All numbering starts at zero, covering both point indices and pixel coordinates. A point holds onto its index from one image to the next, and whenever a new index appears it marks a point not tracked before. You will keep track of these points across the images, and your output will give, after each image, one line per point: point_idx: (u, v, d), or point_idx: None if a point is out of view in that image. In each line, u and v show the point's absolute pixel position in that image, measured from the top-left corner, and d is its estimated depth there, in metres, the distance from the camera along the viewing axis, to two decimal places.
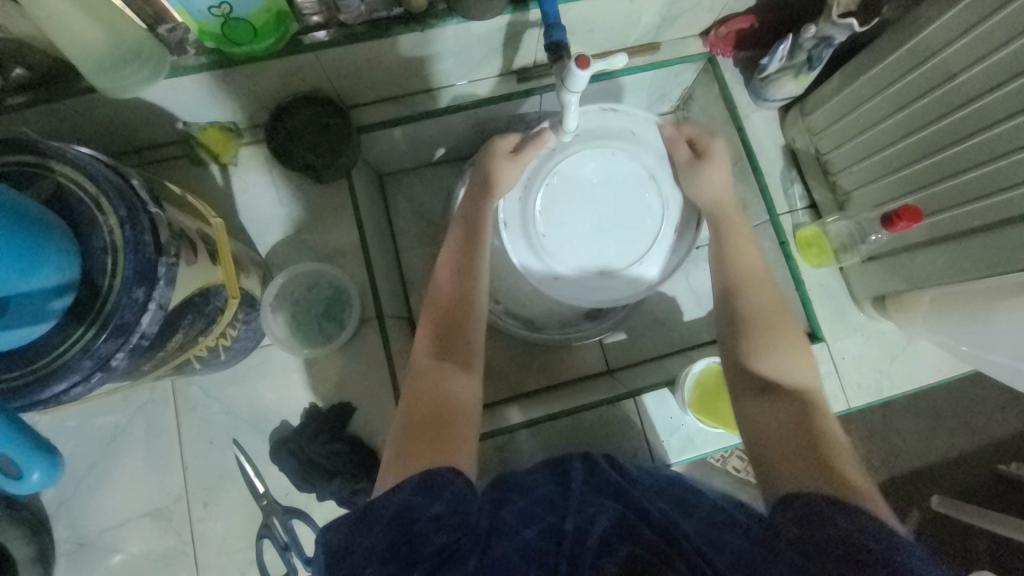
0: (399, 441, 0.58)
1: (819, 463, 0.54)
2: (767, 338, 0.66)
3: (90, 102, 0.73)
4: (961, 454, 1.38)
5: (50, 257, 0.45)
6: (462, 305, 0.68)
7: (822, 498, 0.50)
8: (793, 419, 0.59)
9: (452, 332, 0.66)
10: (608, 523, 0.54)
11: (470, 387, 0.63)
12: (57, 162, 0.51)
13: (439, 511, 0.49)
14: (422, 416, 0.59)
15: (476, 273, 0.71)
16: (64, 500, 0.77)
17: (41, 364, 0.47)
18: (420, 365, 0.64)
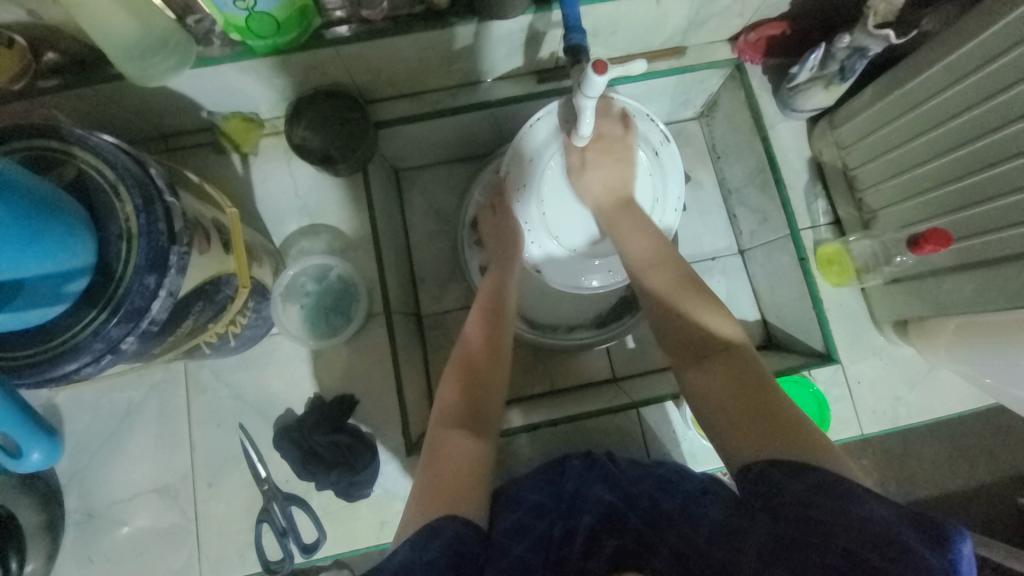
0: (421, 498, 0.56)
1: (774, 425, 0.53)
2: (686, 324, 0.64)
3: (117, 89, 0.75)
4: (981, 485, 1.32)
5: (68, 243, 0.46)
6: (487, 370, 0.67)
7: (767, 462, 0.49)
8: (729, 391, 0.57)
9: (472, 397, 0.65)
10: (593, 519, 0.58)
11: (483, 445, 0.61)
12: (79, 149, 0.53)
13: (434, 556, 0.48)
14: (439, 482, 0.56)
15: (503, 344, 0.70)
16: (76, 472, 0.81)
17: (52, 344, 0.49)
18: (437, 433, 0.62)
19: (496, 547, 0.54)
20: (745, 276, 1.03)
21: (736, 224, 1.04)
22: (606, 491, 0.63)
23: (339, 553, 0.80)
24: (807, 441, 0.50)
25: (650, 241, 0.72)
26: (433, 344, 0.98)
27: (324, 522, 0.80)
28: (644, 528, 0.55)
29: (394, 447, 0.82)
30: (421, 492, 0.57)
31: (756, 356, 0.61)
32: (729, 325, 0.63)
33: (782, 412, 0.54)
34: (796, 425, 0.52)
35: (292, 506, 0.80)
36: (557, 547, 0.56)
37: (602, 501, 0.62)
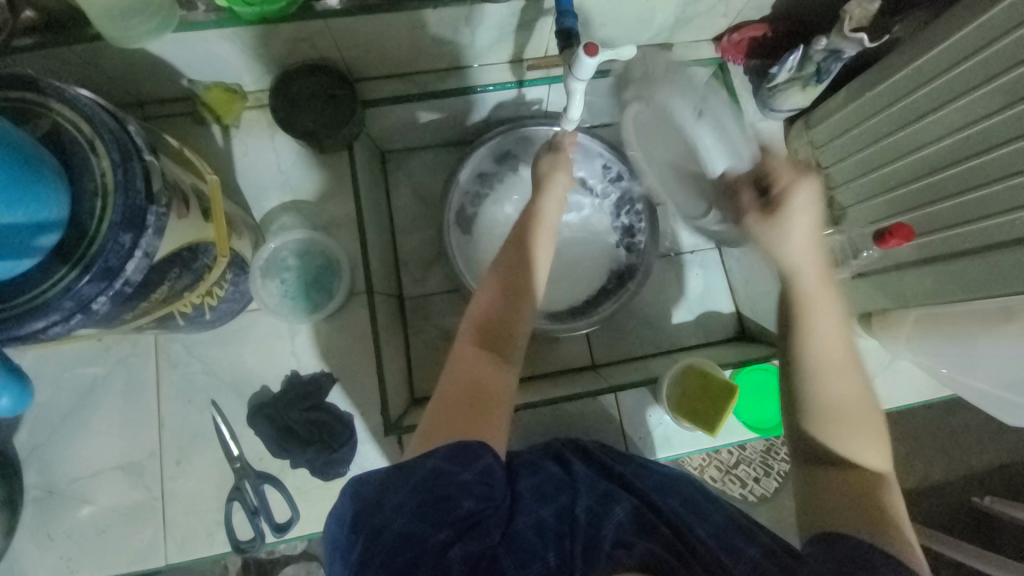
0: (433, 419, 0.56)
1: (869, 510, 0.52)
2: (826, 401, 0.57)
3: (96, 50, 0.72)
4: (936, 483, 1.40)
5: (38, 193, 0.45)
6: (510, 299, 0.63)
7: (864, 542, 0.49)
8: (829, 494, 0.54)
9: (501, 318, 0.62)
10: (627, 515, 0.57)
11: (508, 375, 0.59)
12: (55, 100, 0.51)
13: (470, 479, 0.50)
14: (455, 400, 0.56)
15: (528, 279, 0.65)
16: (35, 448, 0.77)
17: (18, 302, 0.47)
18: (462, 350, 0.60)
19: (521, 506, 0.54)
20: (721, 270, 1.06)
21: None
22: (628, 494, 0.63)
23: (311, 533, 0.79)
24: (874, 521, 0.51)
25: (841, 326, 0.59)
26: (414, 327, 0.97)
27: (297, 501, 0.79)
28: (675, 539, 0.55)
29: (373, 426, 0.82)
30: (433, 413, 0.57)
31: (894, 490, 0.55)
32: (880, 451, 0.56)
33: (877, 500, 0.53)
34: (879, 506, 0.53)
35: (265, 484, 0.78)
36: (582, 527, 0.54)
37: (617, 478, 0.68)
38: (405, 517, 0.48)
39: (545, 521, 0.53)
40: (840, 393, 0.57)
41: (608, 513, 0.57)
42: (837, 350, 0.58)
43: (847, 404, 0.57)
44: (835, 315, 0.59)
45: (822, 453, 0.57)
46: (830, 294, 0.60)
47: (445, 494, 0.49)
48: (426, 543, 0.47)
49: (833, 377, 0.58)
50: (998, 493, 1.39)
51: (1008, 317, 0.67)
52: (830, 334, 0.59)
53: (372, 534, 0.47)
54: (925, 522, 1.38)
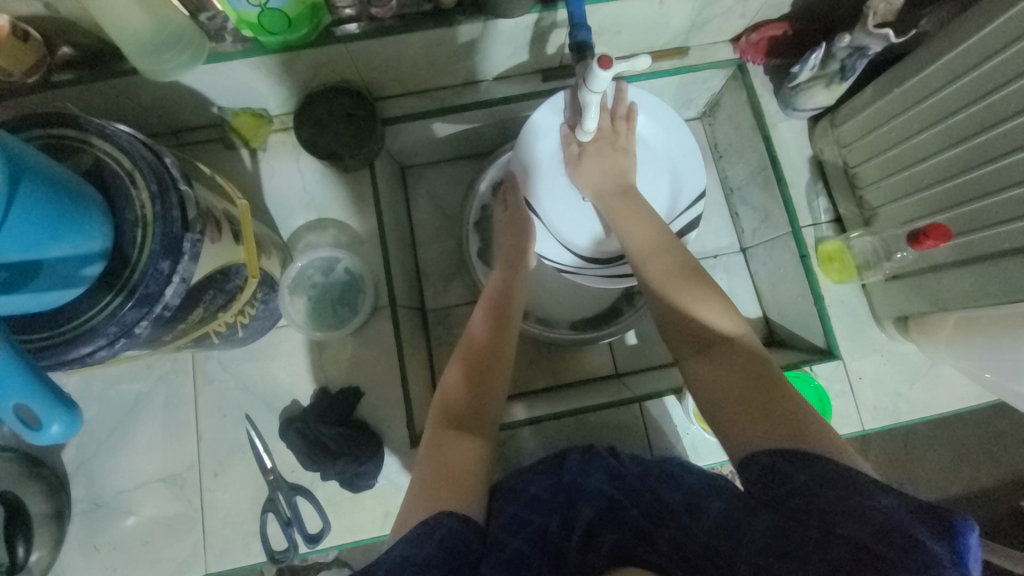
0: (416, 491, 0.57)
1: (765, 413, 0.52)
2: (674, 315, 0.64)
3: (131, 83, 0.77)
4: (984, 489, 1.33)
5: (83, 227, 0.47)
6: (492, 361, 0.69)
7: (770, 452, 0.49)
8: (719, 380, 0.57)
9: (469, 398, 0.66)
10: (592, 512, 0.59)
11: (481, 443, 0.62)
12: (96, 136, 0.54)
13: (430, 552, 0.49)
14: (429, 476, 0.57)
15: (504, 343, 0.72)
16: (83, 462, 0.82)
17: (66, 328, 0.50)
18: (430, 434, 0.63)
19: (493, 539, 0.54)
20: (747, 273, 1.04)
21: (738, 223, 1.04)
22: (605, 483, 0.64)
23: (343, 543, 0.81)
24: (787, 422, 0.51)
25: (651, 228, 0.73)
26: (437, 339, 0.99)
27: (328, 512, 0.81)
28: (640, 522, 0.56)
29: (399, 439, 0.83)
30: (415, 486, 0.58)
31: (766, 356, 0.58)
32: (725, 315, 0.62)
33: (784, 399, 0.53)
34: (786, 409, 0.52)
35: (297, 496, 0.80)
36: (553, 539, 0.56)
37: (606, 467, 0.68)
38: None
39: (516, 551, 0.53)
40: (686, 316, 0.63)
41: (575, 519, 0.59)
42: (649, 246, 0.71)
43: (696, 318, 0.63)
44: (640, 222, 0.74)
45: (680, 318, 0.64)
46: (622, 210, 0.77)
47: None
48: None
49: (647, 271, 0.69)
50: None
51: None
52: (652, 268, 0.69)
53: None
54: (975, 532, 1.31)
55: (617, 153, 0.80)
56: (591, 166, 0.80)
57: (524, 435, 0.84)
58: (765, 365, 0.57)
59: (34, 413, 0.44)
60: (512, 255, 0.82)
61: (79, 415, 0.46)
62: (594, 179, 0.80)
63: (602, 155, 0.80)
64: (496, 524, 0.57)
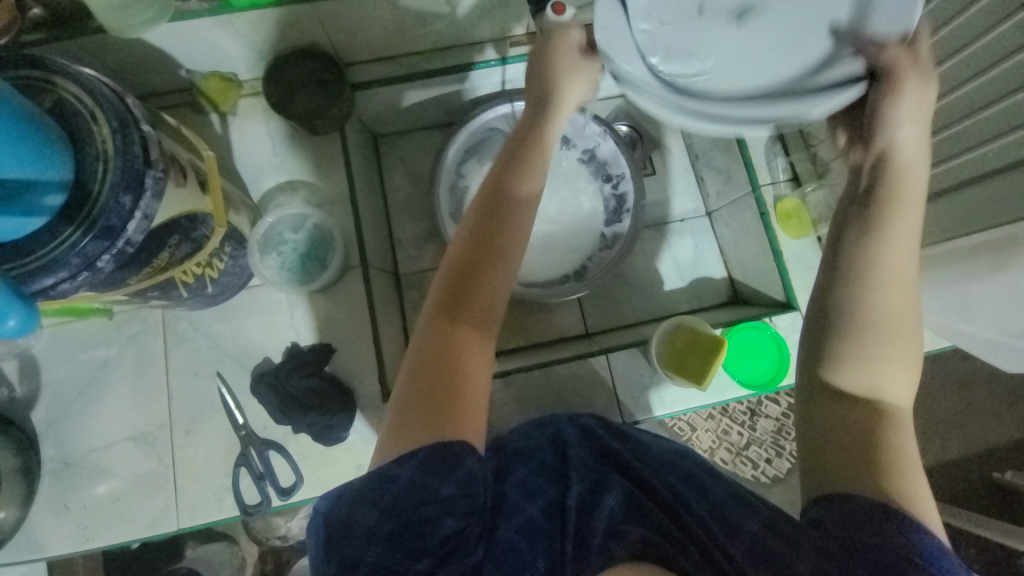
0: (409, 394, 0.58)
1: (862, 457, 0.54)
2: (866, 339, 0.56)
3: (98, 42, 0.77)
4: (954, 459, 1.38)
5: (46, 155, 0.48)
6: (489, 259, 0.62)
7: (873, 502, 0.51)
8: (856, 434, 0.55)
9: (469, 292, 0.61)
10: (619, 501, 0.58)
11: (479, 348, 0.60)
12: (59, 75, 0.55)
13: (450, 494, 0.50)
14: (424, 379, 0.57)
15: (502, 232, 0.63)
16: (53, 422, 0.82)
17: (28, 259, 0.51)
18: (426, 325, 0.61)
19: (509, 507, 0.55)
20: (712, 236, 1.07)
21: (704, 188, 1.08)
22: (620, 475, 0.63)
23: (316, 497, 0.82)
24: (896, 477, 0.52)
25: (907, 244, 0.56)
26: (411, 304, 1.00)
27: (301, 467, 0.82)
28: (668, 524, 0.55)
29: (370, 394, 0.84)
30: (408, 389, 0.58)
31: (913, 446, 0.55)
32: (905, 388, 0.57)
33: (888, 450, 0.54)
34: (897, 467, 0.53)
35: (270, 451, 0.81)
36: (568, 517, 0.56)
37: (613, 455, 0.67)
38: (379, 545, 0.48)
39: (532, 520, 0.55)
40: (874, 373, 0.56)
41: (600, 503, 0.57)
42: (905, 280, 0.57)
43: (894, 321, 0.56)
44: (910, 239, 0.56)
45: (865, 380, 0.56)
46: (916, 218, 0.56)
47: (419, 515, 0.49)
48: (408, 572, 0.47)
49: (878, 291, 0.56)
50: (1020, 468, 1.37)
51: (979, 251, 0.67)
52: (885, 300, 0.56)
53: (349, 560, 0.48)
54: (944, 499, 1.36)
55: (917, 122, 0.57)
56: (911, 118, 0.56)
57: (495, 387, 0.86)
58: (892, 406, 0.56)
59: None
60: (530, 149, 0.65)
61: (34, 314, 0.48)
62: (904, 140, 0.57)
63: (917, 87, 0.55)
64: (510, 487, 0.59)
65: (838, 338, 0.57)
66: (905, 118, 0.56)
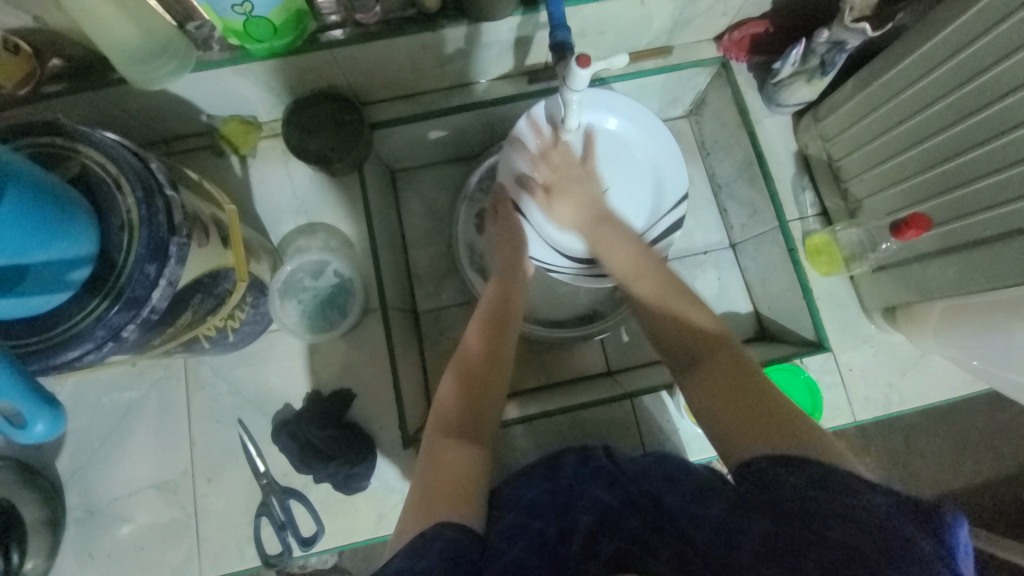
0: (413, 502, 0.55)
1: (771, 421, 0.52)
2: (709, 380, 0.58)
3: (120, 94, 0.77)
4: (989, 484, 1.32)
5: (71, 232, 0.48)
6: (485, 378, 0.66)
7: (770, 459, 0.49)
8: (725, 402, 0.55)
9: (473, 400, 0.64)
10: (592, 518, 0.52)
11: (475, 456, 0.59)
12: (83, 144, 0.55)
13: (429, 565, 0.47)
14: (425, 485, 0.56)
15: (501, 352, 0.68)
16: (77, 470, 0.82)
17: (55, 333, 0.50)
18: (433, 441, 0.61)
19: (490, 547, 0.51)
20: (737, 268, 1.04)
21: (727, 219, 1.05)
22: (604, 491, 0.57)
23: (337, 546, 0.81)
24: (793, 437, 0.50)
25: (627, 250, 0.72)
26: (429, 341, 0.99)
27: (322, 515, 0.81)
28: (644, 529, 0.50)
29: (391, 441, 0.83)
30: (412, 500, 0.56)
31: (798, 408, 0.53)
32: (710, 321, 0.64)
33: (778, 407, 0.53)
34: (794, 422, 0.51)
35: (290, 499, 0.81)
36: (552, 545, 0.50)
37: (603, 472, 0.63)
38: None
39: (515, 558, 0.49)
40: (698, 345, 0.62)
41: (575, 525, 0.52)
42: (635, 269, 0.71)
43: (691, 319, 0.64)
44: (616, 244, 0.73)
45: (705, 382, 0.59)
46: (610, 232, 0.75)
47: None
48: None
49: (656, 285, 0.69)
50: None
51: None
52: (643, 286, 0.69)
53: None
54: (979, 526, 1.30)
55: (574, 185, 0.76)
56: (563, 206, 0.76)
57: (516, 434, 0.84)
58: (751, 369, 0.58)
59: (21, 412, 0.47)
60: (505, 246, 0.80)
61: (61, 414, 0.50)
62: (570, 215, 0.76)
63: (564, 194, 0.76)
64: (495, 534, 0.54)
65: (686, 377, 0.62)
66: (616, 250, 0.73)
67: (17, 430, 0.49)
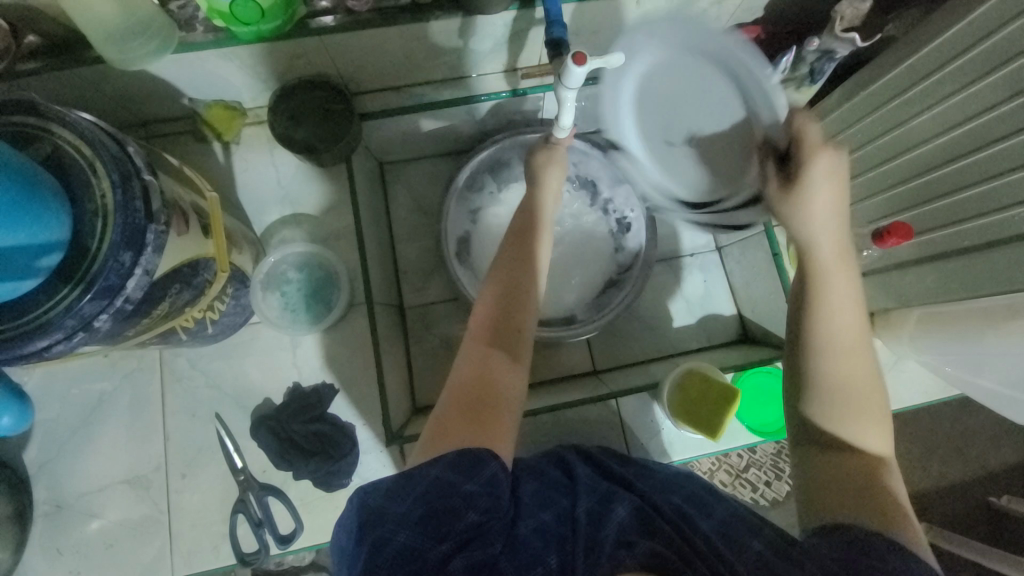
0: (443, 416, 0.56)
1: (857, 492, 0.54)
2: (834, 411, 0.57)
3: (97, 73, 0.74)
4: (954, 484, 1.37)
5: (41, 217, 0.46)
6: (518, 301, 0.64)
7: (865, 531, 0.50)
8: (830, 476, 0.56)
9: (511, 316, 0.62)
10: (628, 514, 0.53)
11: (517, 373, 0.60)
12: (56, 124, 0.52)
13: (474, 489, 0.49)
14: (461, 398, 0.56)
15: (532, 278, 0.66)
16: (43, 464, 0.79)
17: (23, 321, 0.48)
18: (472, 350, 0.61)
19: (521, 511, 0.52)
20: (722, 271, 1.05)
21: None
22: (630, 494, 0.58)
23: (316, 544, 0.80)
24: (884, 510, 0.52)
25: (851, 283, 0.59)
26: (415, 337, 0.98)
27: (301, 513, 0.79)
28: (676, 539, 0.50)
29: (374, 437, 0.82)
30: (443, 411, 0.56)
31: (898, 487, 0.55)
32: (882, 435, 0.57)
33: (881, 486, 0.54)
34: (891, 500, 0.53)
35: (268, 496, 0.79)
36: (580, 526, 0.51)
37: (618, 477, 0.64)
38: (407, 530, 0.46)
39: (545, 523, 0.51)
40: (859, 431, 0.57)
41: (608, 515, 0.53)
42: (864, 381, 0.58)
43: (857, 380, 0.58)
44: (852, 291, 0.59)
45: (831, 434, 0.58)
46: (849, 266, 0.60)
47: (449, 505, 0.48)
48: (427, 554, 0.45)
49: (833, 359, 0.58)
50: (1018, 493, 1.36)
51: (1014, 315, 0.67)
52: (844, 365, 0.58)
53: (377, 544, 0.46)
54: (944, 525, 1.35)
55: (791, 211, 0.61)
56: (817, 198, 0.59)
57: None
58: (885, 464, 0.56)
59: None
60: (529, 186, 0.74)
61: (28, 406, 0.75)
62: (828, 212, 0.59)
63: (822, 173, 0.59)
64: (522, 495, 0.55)
65: (818, 408, 0.58)
66: (822, 207, 0.60)
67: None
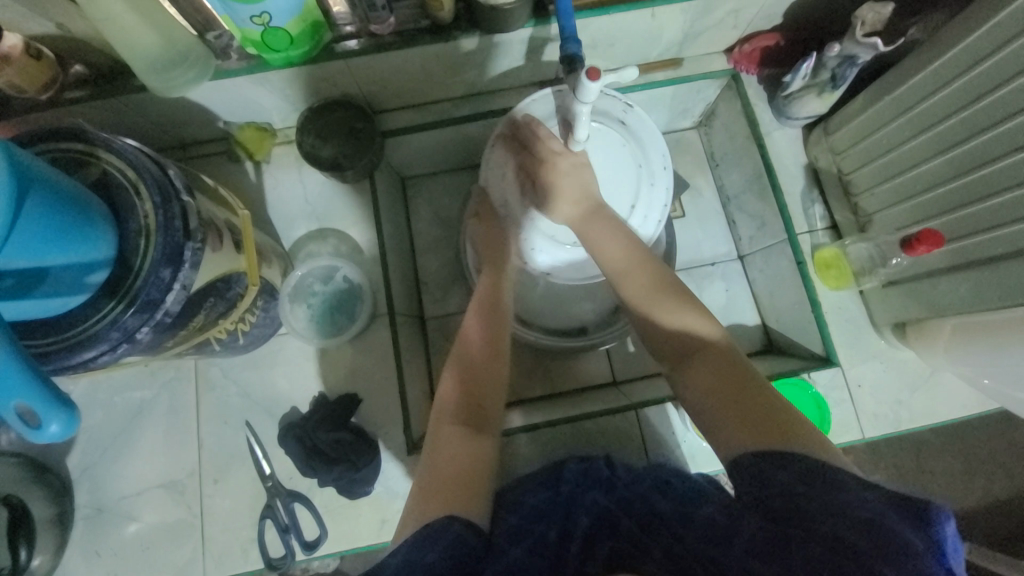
0: (419, 494, 0.56)
1: (753, 419, 0.50)
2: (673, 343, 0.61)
3: (140, 100, 0.79)
4: (1001, 503, 1.29)
5: (90, 236, 0.50)
6: (488, 366, 0.69)
7: (758, 453, 0.48)
8: (720, 404, 0.53)
9: (478, 391, 0.66)
10: (590, 521, 0.56)
11: (484, 445, 0.61)
12: (104, 150, 0.56)
13: (435, 559, 0.48)
14: (434, 474, 0.57)
15: (501, 346, 0.71)
16: (87, 468, 0.83)
17: (70, 334, 0.52)
18: (439, 428, 0.63)
19: (494, 549, 0.52)
20: (745, 281, 1.03)
21: (735, 230, 1.04)
22: (602, 495, 0.60)
23: (339, 551, 0.81)
24: (775, 430, 0.49)
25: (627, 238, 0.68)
26: (436, 348, 1.00)
27: (325, 520, 0.82)
28: (636, 530, 0.53)
29: (395, 447, 0.83)
30: (417, 490, 0.57)
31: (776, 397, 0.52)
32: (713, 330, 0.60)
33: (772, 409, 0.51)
34: (780, 416, 0.50)
35: (295, 503, 0.81)
36: (552, 546, 0.53)
37: (603, 480, 0.64)
38: None
39: (518, 558, 0.51)
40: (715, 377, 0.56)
41: (574, 527, 0.55)
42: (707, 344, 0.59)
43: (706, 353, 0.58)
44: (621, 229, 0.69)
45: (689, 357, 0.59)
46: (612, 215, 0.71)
47: None
48: None
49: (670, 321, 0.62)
50: None
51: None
52: (637, 281, 0.65)
53: None
54: (991, 547, 1.27)
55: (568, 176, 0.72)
56: (562, 204, 0.72)
57: (520, 442, 0.84)
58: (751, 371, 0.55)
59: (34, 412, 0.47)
60: (496, 261, 0.79)
61: (75, 414, 0.49)
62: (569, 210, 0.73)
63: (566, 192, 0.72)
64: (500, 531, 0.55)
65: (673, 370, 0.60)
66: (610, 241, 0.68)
67: (29, 430, 0.48)
